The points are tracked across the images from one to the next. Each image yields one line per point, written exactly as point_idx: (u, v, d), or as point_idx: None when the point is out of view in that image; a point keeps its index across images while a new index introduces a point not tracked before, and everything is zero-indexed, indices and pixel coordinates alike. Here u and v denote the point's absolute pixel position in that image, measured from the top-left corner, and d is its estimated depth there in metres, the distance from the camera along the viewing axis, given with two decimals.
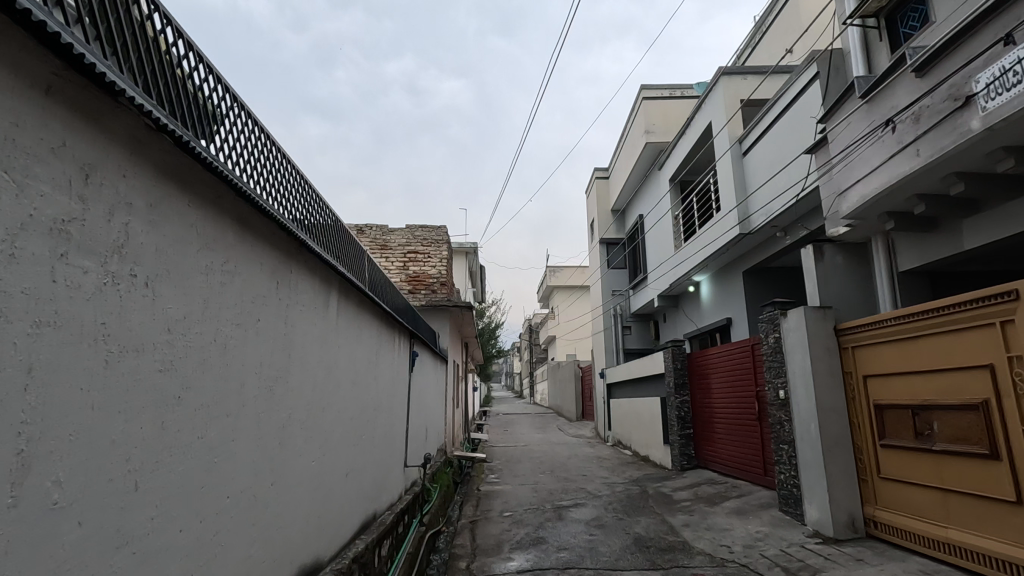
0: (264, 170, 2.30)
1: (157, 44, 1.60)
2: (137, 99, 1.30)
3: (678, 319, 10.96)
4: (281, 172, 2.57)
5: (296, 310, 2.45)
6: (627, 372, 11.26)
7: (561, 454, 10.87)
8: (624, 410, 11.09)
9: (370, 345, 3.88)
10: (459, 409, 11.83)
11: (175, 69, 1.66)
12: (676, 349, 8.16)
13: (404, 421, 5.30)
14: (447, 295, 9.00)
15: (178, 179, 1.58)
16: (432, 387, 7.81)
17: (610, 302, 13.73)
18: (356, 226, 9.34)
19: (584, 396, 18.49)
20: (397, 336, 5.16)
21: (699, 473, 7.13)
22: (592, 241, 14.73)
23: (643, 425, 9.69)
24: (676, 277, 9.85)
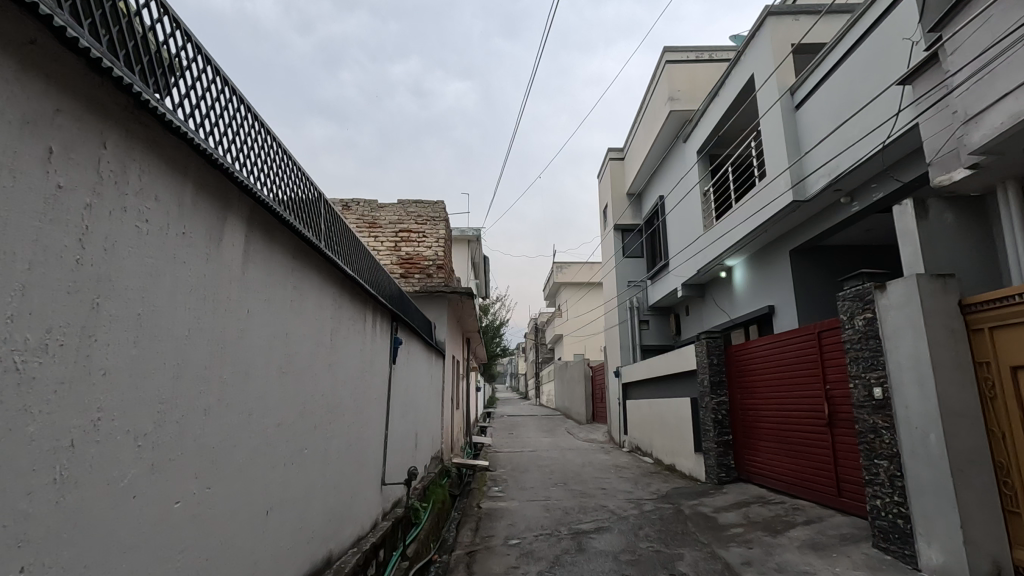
0: (265, 160, 2.20)
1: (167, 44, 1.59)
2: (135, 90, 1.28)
3: (706, 310, 9.76)
4: (286, 171, 2.46)
5: (104, 214, 1.24)
6: (648, 370, 10.05)
7: (573, 462, 9.69)
8: (644, 412, 9.88)
9: (317, 317, 2.68)
10: (459, 411, 10.65)
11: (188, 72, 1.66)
12: (710, 342, 6.96)
13: (382, 427, 4.14)
14: (445, 281, 7.86)
15: (56, 81, 1.12)
16: (426, 386, 6.66)
17: (626, 294, 12.53)
18: (342, 201, 8.18)
19: (594, 397, 17.27)
20: (372, 316, 3.98)
21: (745, 490, 5.93)
22: (605, 228, 13.56)
23: (668, 430, 8.49)
24: (707, 261, 8.65)
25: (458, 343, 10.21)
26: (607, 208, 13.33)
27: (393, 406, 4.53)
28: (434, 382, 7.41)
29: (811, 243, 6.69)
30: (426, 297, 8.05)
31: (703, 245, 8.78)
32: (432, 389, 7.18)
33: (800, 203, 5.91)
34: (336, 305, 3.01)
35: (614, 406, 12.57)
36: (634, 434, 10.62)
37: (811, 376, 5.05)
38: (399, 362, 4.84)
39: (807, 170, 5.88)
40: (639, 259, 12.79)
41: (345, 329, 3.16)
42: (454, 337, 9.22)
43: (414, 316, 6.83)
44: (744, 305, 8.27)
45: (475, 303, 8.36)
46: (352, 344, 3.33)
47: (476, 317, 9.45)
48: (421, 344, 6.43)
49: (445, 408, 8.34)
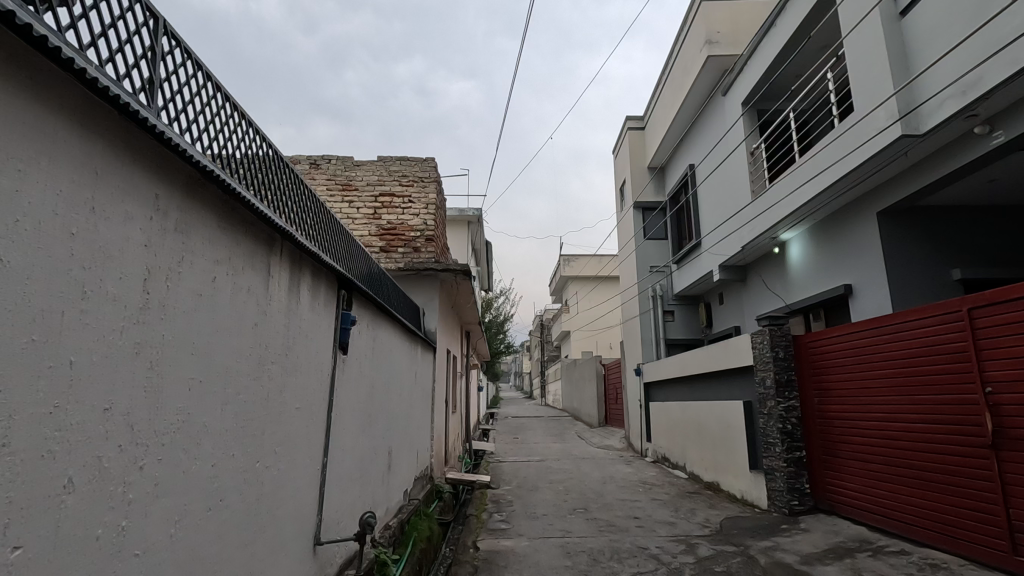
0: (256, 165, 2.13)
1: (175, 68, 1.59)
2: (147, 117, 1.28)
3: (750, 296, 8.20)
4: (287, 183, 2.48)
5: None
6: (680, 367, 8.47)
7: (590, 475, 8.15)
8: (676, 418, 8.31)
9: (37, 218, 1.04)
10: (455, 416, 9.08)
11: (193, 92, 1.66)
12: (774, 331, 5.38)
13: (321, 452, 2.64)
14: (437, 256, 6.36)
15: None
16: (410, 387, 5.13)
17: (648, 280, 10.96)
18: (309, 158, 6.65)
19: (608, 398, 15.66)
20: (298, 272, 2.41)
21: (835, 530, 4.38)
22: (623, 207, 12.00)
23: (709, 442, 6.92)
24: (756, 236, 7.09)
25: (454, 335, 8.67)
26: (625, 184, 11.75)
27: (341, 421, 2.97)
28: (422, 381, 5.90)
29: (907, 203, 5.16)
30: (414, 276, 6.55)
31: (750, 216, 7.21)
32: (419, 389, 5.66)
33: (911, 142, 4.39)
34: (160, 215, 1.42)
35: (635, 409, 10.99)
36: (662, 443, 9.06)
37: (948, 377, 3.63)
38: (357, 354, 3.28)
39: (920, 97, 4.36)
40: (663, 241, 11.21)
41: (191, 271, 1.56)
42: (448, 328, 7.68)
43: (395, 296, 5.30)
44: (805, 288, 6.71)
45: (473, 285, 6.85)
46: (225, 308, 1.74)
47: (476, 304, 7.90)
48: (404, 333, 4.91)
49: (437, 414, 6.81)
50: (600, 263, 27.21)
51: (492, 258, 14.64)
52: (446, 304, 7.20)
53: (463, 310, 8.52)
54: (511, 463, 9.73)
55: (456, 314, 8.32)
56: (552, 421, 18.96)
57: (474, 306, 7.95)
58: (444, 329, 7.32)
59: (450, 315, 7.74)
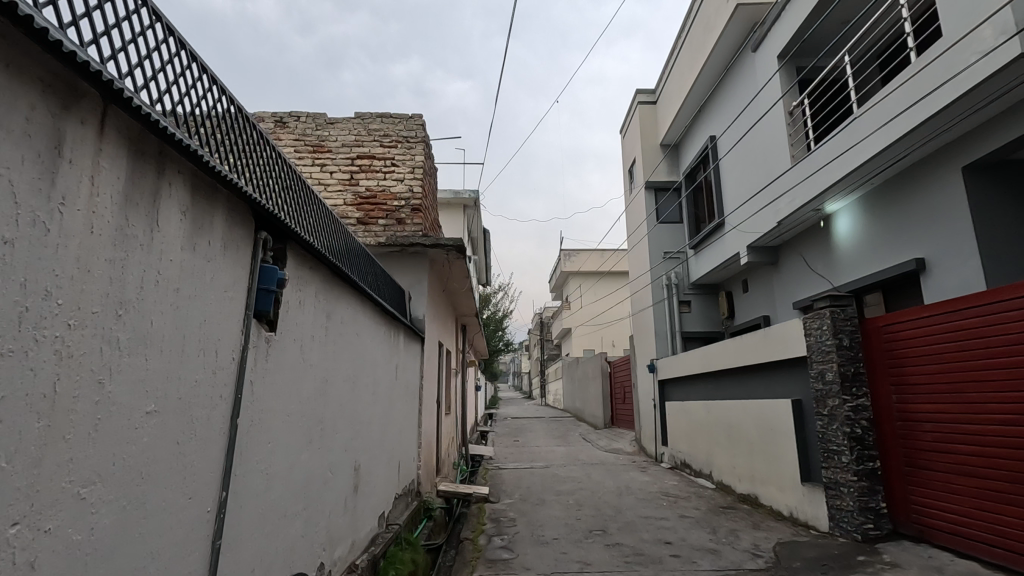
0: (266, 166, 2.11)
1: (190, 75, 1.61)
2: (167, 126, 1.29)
3: (784, 281, 7.21)
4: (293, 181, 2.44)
5: None
6: (704, 362, 7.46)
7: (603, 485, 7.15)
8: (701, 420, 7.30)
9: None
10: (449, 418, 8.04)
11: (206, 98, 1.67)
12: (837, 314, 4.37)
13: (220, 483, 1.65)
14: (424, 228, 5.38)
15: None
16: (389, 383, 4.12)
17: (662, 267, 9.94)
18: (274, 114, 5.64)
19: (614, 398, 14.64)
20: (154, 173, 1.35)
21: (935, 565, 3.40)
22: (633, 189, 10.99)
23: (745, 448, 5.90)
24: (797, 206, 6.08)
25: (448, 327, 7.65)
26: (635, 163, 10.75)
27: (262, 435, 1.94)
28: (408, 377, 4.91)
29: (1003, 155, 4.20)
30: (398, 252, 5.56)
31: (789, 185, 6.22)
32: (403, 387, 4.67)
33: None
34: None
35: (647, 409, 9.98)
36: (682, 447, 8.06)
37: (1008, 362, 3.26)
38: (295, 332, 2.25)
39: None
40: (677, 225, 10.20)
41: None
42: (440, 317, 6.65)
43: (371, 271, 4.28)
44: (859, 267, 5.71)
45: (468, 264, 5.86)
46: None
47: (471, 289, 6.89)
48: (382, 315, 3.90)
49: (427, 415, 5.79)
50: (601, 258, 26.32)
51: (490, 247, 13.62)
52: (437, 287, 6.19)
53: (457, 296, 7.50)
54: (512, 471, 8.70)
55: (448, 301, 7.29)
56: (553, 422, 17.97)
57: (469, 291, 6.94)
58: (435, 317, 6.30)
59: (442, 301, 6.72)
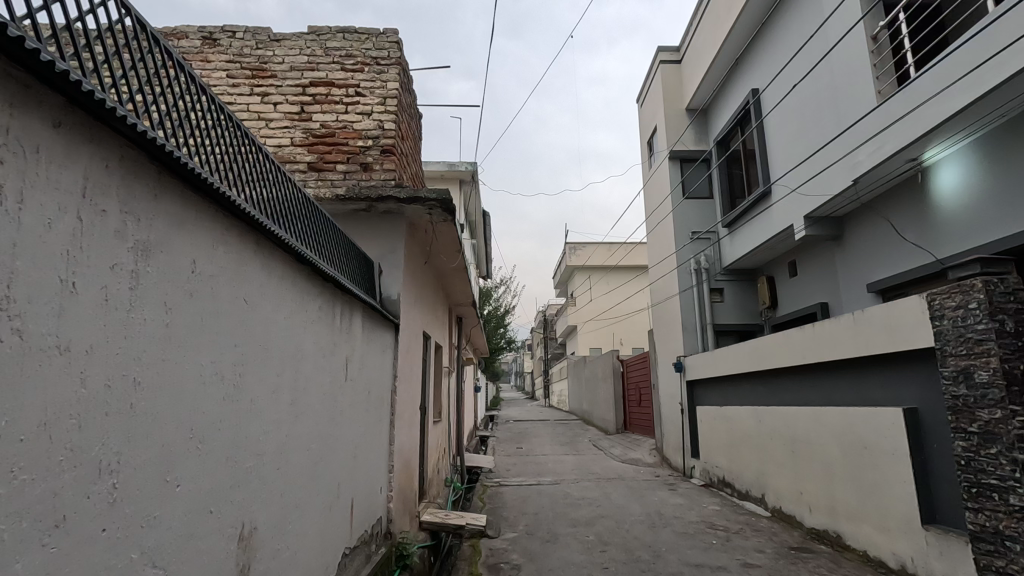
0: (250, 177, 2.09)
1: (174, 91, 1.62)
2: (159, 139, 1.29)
3: (853, 257, 5.81)
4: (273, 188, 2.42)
5: None
6: (750, 355, 5.97)
7: (629, 511, 5.77)
8: (748, 431, 5.92)
9: None
10: (438, 426, 6.64)
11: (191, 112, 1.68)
12: (992, 287, 2.98)
13: None
14: (398, 177, 4.04)
15: None
16: (334, 387, 2.74)
17: (689, 249, 8.54)
18: (201, 29, 4.26)
19: (628, 400, 13.24)
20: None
21: None
22: (653, 161, 9.59)
23: (821, 470, 4.51)
24: (882, 158, 4.68)
25: (436, 314, 6.26)
26: (656, 132, 9.36)
27: None
28: (374, 378, 3.54)
29: None
30: (365, 210, 4.22)
31: (871, 132, 4.83)
32: (365, 391, 3.30)
33: None
34: None
35: (672, 415, 8.61)
36: (720, 462, 6.68)
37: None
38: None
39: None
40: (706, 200, 8.79)
41: None
42: (424, 300, 5.26)
43: (310, 223, 2.92)
44: (969, 234, 4.38)
45: (458, 229, 4.51)
46: None
47: (464, 264, 5.52)
48: (321, 281, 2.55)
49: (405, 427, 4.43)
50: (607, 253, 25.11)
51: (489, 232, 12.21)
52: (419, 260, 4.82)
53: (445, 273, 6.11)
54: (516, 488, 7.30)
55: (435, 281, 5.90)
56: (559, 426, 16.59)
57: (462, 266, 5.56)
58: (418, 299, 4.91)
59: (426, 280, 5.34)
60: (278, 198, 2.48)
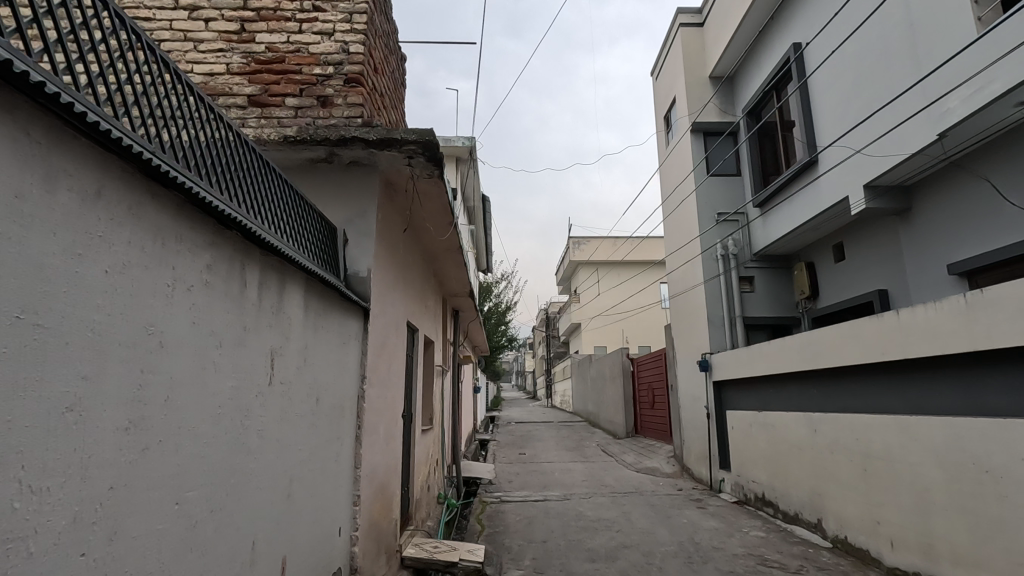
0: (201, 156, 1.77)
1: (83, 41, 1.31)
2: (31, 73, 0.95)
3: (930, 231, 4.82)
4: (237, 174, 2.11)
5: None
6: (800, 352, 4.98)
7: (656, 537, 4.81)
8: (796, 442, 4.97)
9: None
10: (429, 435, 5.67)
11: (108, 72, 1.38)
12: None
13: None
14: (366, 114, 3.08)
15: None
16: (250, 394, 1.79)
17: (714, 232, 7.55)
18: None
19: (638, 401, 12.30)
20: None
21: None
22: (672, 137, 8.60)
23: (909, 495, 3.56)
24: (984, 102, 3.70)
25: (424, 301, 5.27)
26: (675, 103, 8.36)
27: None
28: (330, 378, 2.59)
29: None
30: (326, 161, 3.25)
31: (965, 74, 3.87)
32: (313, 397, 2.35)
33: None
34: None
35: (695, 420, 7.64)
36: (758, 476, 5.72)
37: None
38: None
39: None
40: (732, 178, 7.80)
41: None
42: (406, 282, 4.29)
43: (244, 173, 2.17)
44: None
45: (446, 186, 3.54)
46: None
47: (455, 237, 4.54)
48: (214, 226, 1.58)
49: (381, 442, 3.48)
50: (612, 248, 24.32)
51: (489, 218, 11.22)
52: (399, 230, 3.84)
53: (432, 250, 5.13)
54: (519, 505, 6.34)
55: (421, 260, 4.91)
56: (563, 429, 15.63)
57: (454, 239, 4.58)
58: (397, 280, 3.94)
59: (409, 257, 4.36)
60: (242, 183, 2.16)
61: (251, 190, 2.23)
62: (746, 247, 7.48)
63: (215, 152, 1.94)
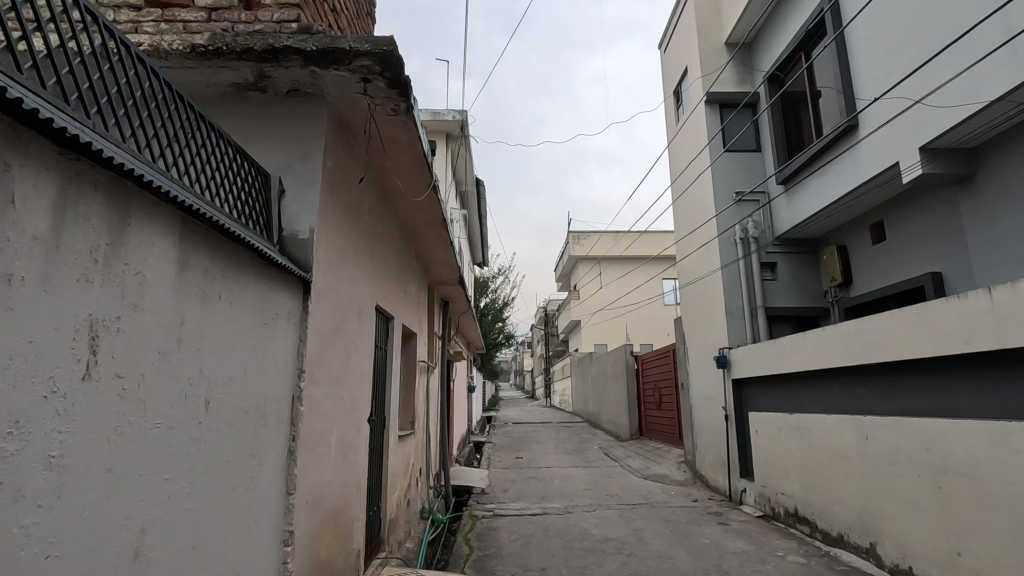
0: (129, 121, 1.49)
1: None
2: None
3: (1004, 198, 4.06)
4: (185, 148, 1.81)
5: None
6: (845, 343, 4.22)
7: (676, 563, 4.06)
8: (842, 450, 4.19)
9: None
10: (409, 442, 4.88)
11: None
12: None
13: None
14: (305, 19, 2.31)
15: None
16: (27, 397, 1.02)
17: (731, 214, 6.78)
18: None
19: (643, 401, 11.54)
20: None
21: None
22: (683, 111, 7.83)
23: (1007, 522, 2.81)
24: None
25: (402, 284, 4.49)
26: (686, 74, 7.60)
27: None
28: (240, 372, 1.81)
29: None
30: (257, 88, 2.49)
31: None
32: (203, 401, 1.59)
33: None
34: None
35: (711, 422, 6.89)
36: (791, 489, 4.95)
37: None
38: None
39: None
40: (751, 154, 7.03)
41: None
42: (373, 257, 3.51)
43: (194, 144, 1.86)
44: None
45: (419, 125, 2.78)
46: None
47: (437, 201, 3.77)
48: None
49: (333, 457, 2.70)
50: (612, 243, 23.57)
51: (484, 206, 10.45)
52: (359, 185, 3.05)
53: (410, 223, 4.34)
54: (515, 520, 5.58)
55: (396, 234, 4.13)
56: (563, 430, 14.85)
57: (436, 205, 3.81)
58: (359, 252, 3.16)
59: (377, 226, 3.59)
60: (194, 156, 1.85)
61: (206, 166, 1.92)
62: (767, 230, 6.71)
63: (154, 118, 1.64)
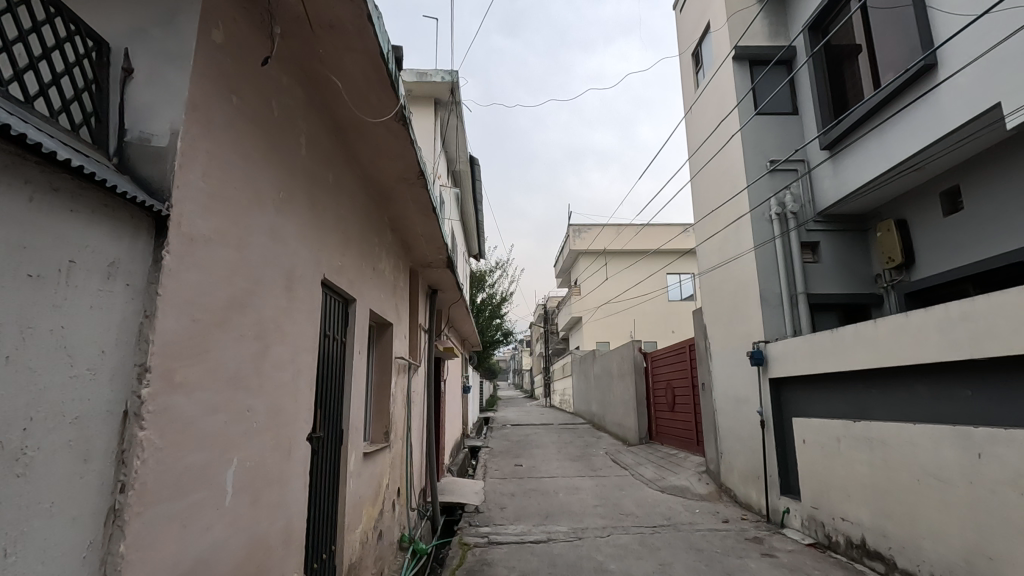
0: None
1: None
2: None
3: None
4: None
5: None
6: (942, 331, 3.26)
7: None
8: (937, 470, 3.25)
9: None
10: (381, 459, 3.91)
11: None
12: None
13: None
14: None
15: None
16: None
17: (765, 185, 5.82)
18: None
19: (653, 402, 10.59)
20: None
21: None
22: (706, 73, 6.87)
23: None
24: None
25: (369, 258, 3.52)
26: (710, 28, 6.63)
27: None
28: None
29: None
30: None
31: None
32: None
33: None
34: None
35: (742, 429, 5.94)
36: (856, 515, 4.00)
37: None
38: None
39: None
40: (786, 117, 6.06)
41: None
42: (317, 210, 2.54)
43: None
44: None
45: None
46: None
47: (411, 136, 2.79)
48: None
49: (234, 501, 1.74)
50: (615, 236, 22.69)
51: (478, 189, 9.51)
52: (282, 92, 2.08)
53: (377, 177, 3.37)
54: (514, 549, 4.63)
55: (356, 189, 3.16)
56: (565, 433, 13.90)
57: (410, 143, 2.84)
58: (287, 196, 2.19)
59: (323, 167, 2.62)
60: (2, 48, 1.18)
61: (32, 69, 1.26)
62: (807, 204, 5.75)
63: None
